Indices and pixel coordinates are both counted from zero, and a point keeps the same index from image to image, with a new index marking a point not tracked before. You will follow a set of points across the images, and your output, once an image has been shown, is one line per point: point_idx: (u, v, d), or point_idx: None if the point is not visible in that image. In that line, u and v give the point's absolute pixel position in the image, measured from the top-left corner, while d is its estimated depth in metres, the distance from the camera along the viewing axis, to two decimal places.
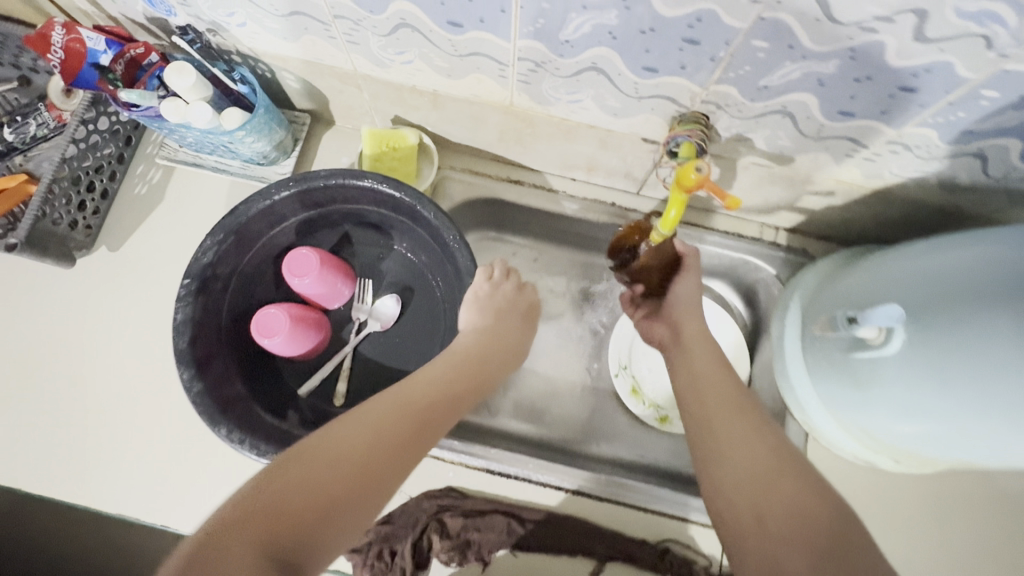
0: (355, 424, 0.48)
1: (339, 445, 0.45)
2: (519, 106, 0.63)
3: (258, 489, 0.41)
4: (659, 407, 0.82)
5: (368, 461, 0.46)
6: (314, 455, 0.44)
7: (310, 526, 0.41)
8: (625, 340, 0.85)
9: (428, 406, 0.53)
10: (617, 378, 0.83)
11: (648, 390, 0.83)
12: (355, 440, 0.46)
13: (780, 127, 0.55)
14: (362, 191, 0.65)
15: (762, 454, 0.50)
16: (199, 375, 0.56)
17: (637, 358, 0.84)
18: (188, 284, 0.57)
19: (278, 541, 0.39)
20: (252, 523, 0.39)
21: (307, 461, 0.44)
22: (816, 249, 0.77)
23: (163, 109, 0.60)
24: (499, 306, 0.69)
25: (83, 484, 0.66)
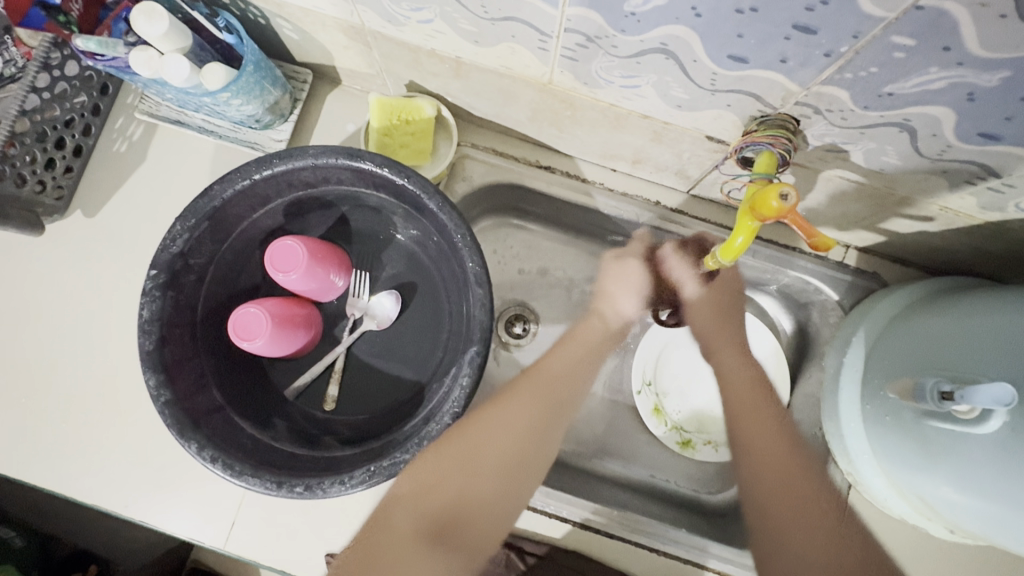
0: (501, 421, 0.53)
1: (500, 445, 0.52)
2: (559, 85, 0.51)
3: (430, 469, 0.48)
4: (682, 429, 0.74)
5: (524, 456, 0.54)
6: (494, 437, 0.52)
7: (470, 497, 0.51)
8: (651, 352, 0.76)
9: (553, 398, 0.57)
10: (639, 396, 0.75)
11: (673, 410, 0.75)
12: (515, 427, 0.54)
13: (891, 141, 0.43)
14: (358, 174, 0.55)
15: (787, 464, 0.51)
16: (167, 382, 0.50)
17: (664, 375, 0.76)
18: (155, 276, 0.51)
19: (435, 521, 0.49)
20: (433, 505, 0.49)
21: (484, 453, 0.51)
22: (889, 274, 0.66)
23: (135, 61, 0.51)
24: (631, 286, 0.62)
25: (54, 472, 0.62)
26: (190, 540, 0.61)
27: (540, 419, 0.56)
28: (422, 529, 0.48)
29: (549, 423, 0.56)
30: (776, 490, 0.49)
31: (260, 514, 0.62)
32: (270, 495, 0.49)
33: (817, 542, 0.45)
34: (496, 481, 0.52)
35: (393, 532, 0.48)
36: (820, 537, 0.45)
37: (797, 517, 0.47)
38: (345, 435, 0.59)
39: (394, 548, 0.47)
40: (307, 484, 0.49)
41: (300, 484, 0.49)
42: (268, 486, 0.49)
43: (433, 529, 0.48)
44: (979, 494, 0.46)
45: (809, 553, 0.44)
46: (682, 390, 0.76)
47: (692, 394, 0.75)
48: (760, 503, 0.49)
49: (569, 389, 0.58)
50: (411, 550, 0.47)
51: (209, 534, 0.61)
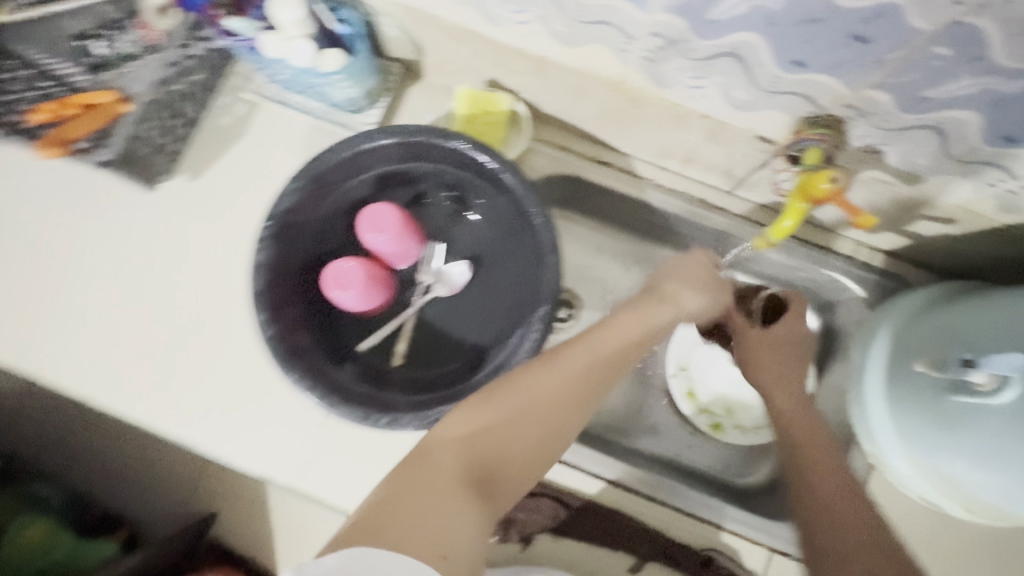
0: (537, 373, 0.49)
1: (536, 394, 0.48)
2: (631, 84, 0.59)
3: (457, 423, 0.47)
4: (711, 412, 0.80)
5: (560, 407, 0.48)
6: (535, 381, 0.49)
7: (513, 457, 0.46)
8: (687, 339, 0.82)
9: (612, 359, 0.52)
10: (673, 378, 0.81)
11: (703, 394, 0.80)
12: (558, 375, 0.49)
13: (923, 143, 0.50)
14: (446, 151, 0.63)
15: (831, 468, 0.55)
16: (272, 319, 0.58)
17: (696, 363, 0.81)
18: (269, 227, 0.59)
19: (478, 465, 0.45)
20: (473, 453, 0.45)
21: (521, 390, 0.48)
22: (911, 276, 0.73)
23: (264, 41, 0.58)
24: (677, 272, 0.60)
25: (147, 408, 0.68)
26: (263, 477, 0.68)
27: (584, 384, 0.49)
28: (458, 477, 0.43)
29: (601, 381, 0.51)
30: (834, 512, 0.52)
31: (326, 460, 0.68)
32: (359, 424, 0.56)
33: (852, 520, 0.51)
34: (545, 426, 0.48)
35: (436, 466, 0.44)
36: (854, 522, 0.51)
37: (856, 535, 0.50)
38: (412, 388, 0.66)
39: (421, 478, 0.43)
40: (392, 418, 0.56)
41: (384, 417, 0.56)
42: (358, 416, 0.56)
43: (471, 474, 0.44)
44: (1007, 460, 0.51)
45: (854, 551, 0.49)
46: (712, 379, 0.80)
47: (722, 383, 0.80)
48: (826, 528, 0.51)
49: (609, 341, 0.52)
50: (438, 489, 0.42)
51: (284, 472, 0.67)
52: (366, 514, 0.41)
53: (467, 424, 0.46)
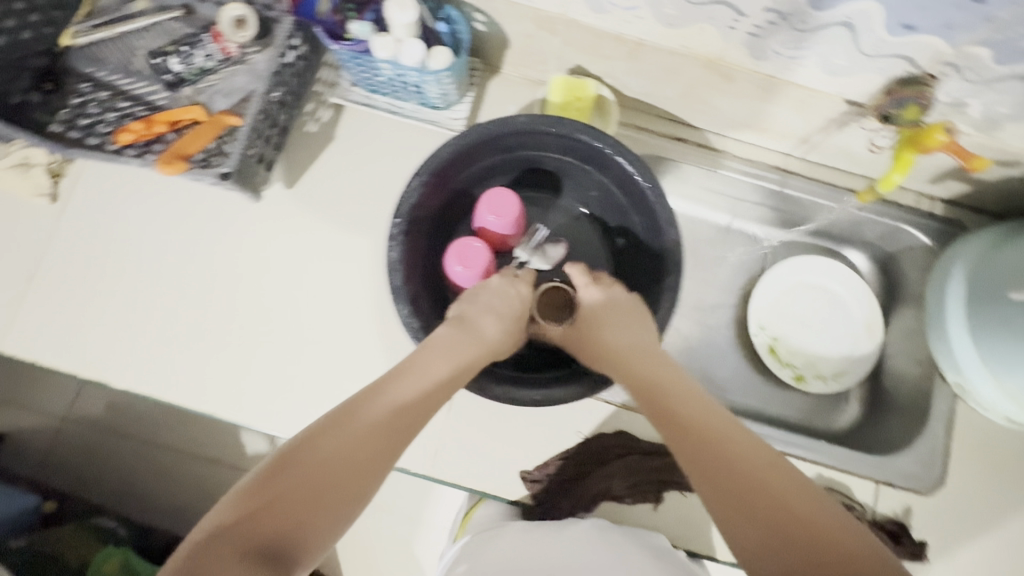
0: (356, 414, 0.44)
1: (335, 450, 0.41)
2: (727, 59, 0.63)
3: (230, 504, 0.38)
4: (794, 365, 0.84)
5: (359, 454, 0.42)
6: (326, 441, 0.42)
7: (306, 521, 0.38)
8: (766, 299, 0.86)
9: (416, 409, 0.46)
10: (755, 337, 0.85)
11: (785, 350, 0.85)
12: (355, 427, 0.43)
13: (1010, 92, 0.56)
14: (555, 139, 0.66)
15: (746, 449, 0.43)
16: (414, 311, 0.59)
17: (777, 323, 0.86)
18: (399, 223, 0.60)
19: (260, 535, 0.36)
20: (252, 519, 0.37)
21: (313, 449, 0.41)
22: (969, 220, 0.79)
23: (375, 46, 0.62)
24: (610, 315, 0.58)
25: (271, 414, 0.69)
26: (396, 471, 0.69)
27: (383, 432, 0.43)
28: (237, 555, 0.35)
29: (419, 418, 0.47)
30: (734, 505, 0.40)
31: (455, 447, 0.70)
32: (512, 402, 0.57)
33: (806, 509, 0.39)
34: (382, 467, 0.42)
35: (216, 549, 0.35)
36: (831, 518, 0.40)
37: (809, 541, 0.38)
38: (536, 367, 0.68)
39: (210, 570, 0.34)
40: (545, 393, 0.57)
41: (537, 393, 0.58)
42: (511, 393, 0.57)
43: (254, 546, 0.36)
44: None
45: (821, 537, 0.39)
46: (792, 334, 0.86)
47: (801, 337, 0.85)
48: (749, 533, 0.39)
49: (409, 380, 0.48)
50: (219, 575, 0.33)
51: (415, 464, 0.68)
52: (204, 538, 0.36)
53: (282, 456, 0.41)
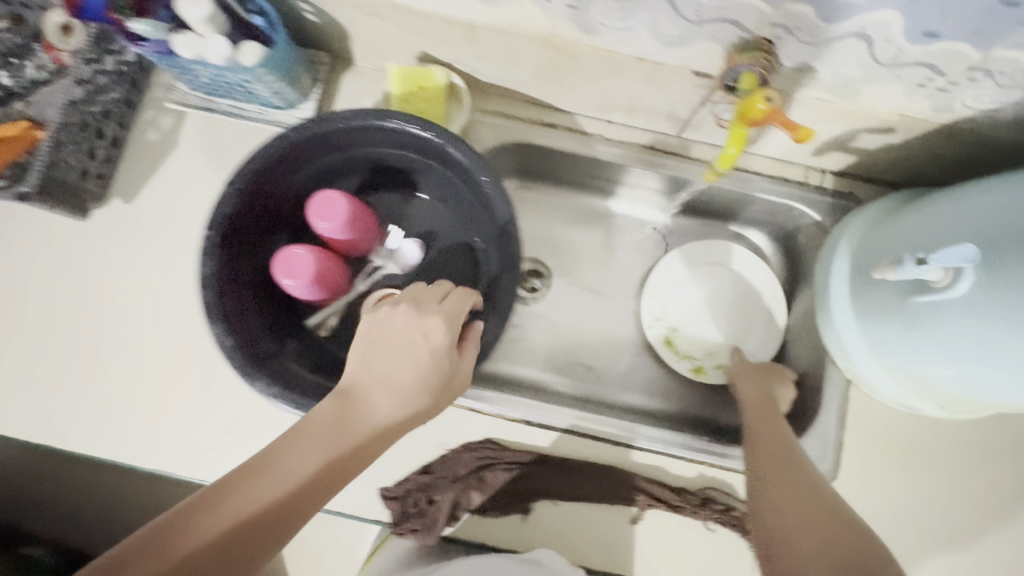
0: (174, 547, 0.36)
1: None
2: (561, 37, 0.58)
3: None
4: (693, 357, 0.80)
5: None
6: None
7: None
8: (661, 289, 0.82)
9: (262, 525, 0.39)
10: (650, 330, 0.81)
11: (683, 342, 0.80)
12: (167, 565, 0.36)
13: (852, 53, 0.51)
14: (387, 133, 0.61)
15: (809, 492, 0.53)
16: (228, 329, 0.55)
17: (674, 312, 0.81)
18: (210, 236, 0.56)
19: None
20: None
21: None
22: (863, 193, 0.74)
23: (175, 44, 0.56)
24: (384, 352, 0.50)
25: (122, 439, 0.66)
26: None
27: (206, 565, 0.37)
28: None
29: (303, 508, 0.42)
30: (800, 544, 0.48)
31: None
32: None
33: (802, 534, 0.49)
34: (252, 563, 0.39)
35: None
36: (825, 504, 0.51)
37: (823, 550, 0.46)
38: None
39: None
40: None
41: None
42: None
43: None
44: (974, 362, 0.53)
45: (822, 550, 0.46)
46: (691, 323, 0.81)
47: (700, 327, 0.81)
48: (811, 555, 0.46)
49: (259, 486, 0.40)
50: None
51: None
52: None
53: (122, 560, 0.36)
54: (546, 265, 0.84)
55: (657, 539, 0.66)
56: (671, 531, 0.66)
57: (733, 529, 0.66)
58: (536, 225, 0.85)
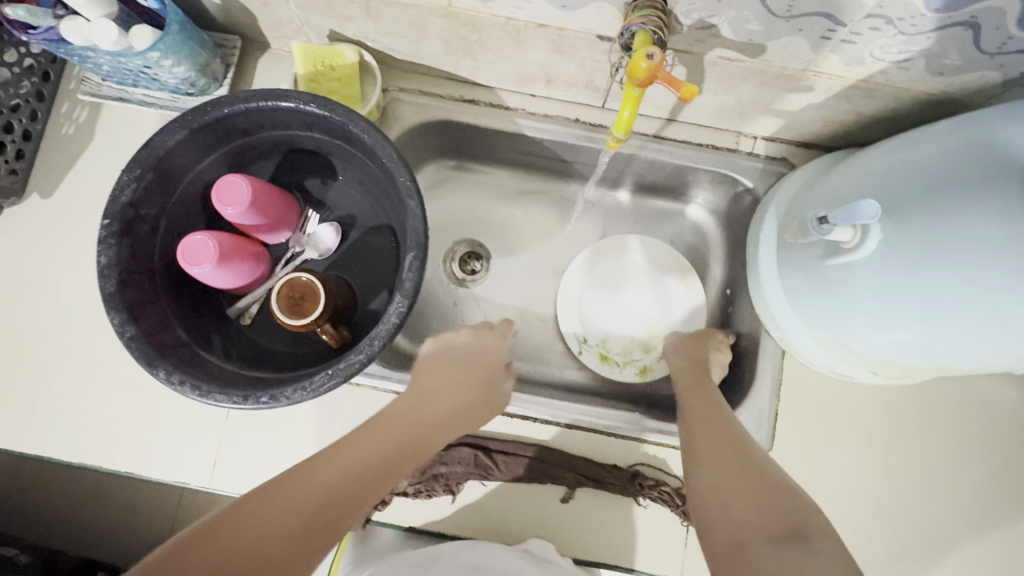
0: (296, 485, 0.43)
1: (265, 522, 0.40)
2: (458, 6, 0.56)
3: None
4: (632, 359, 0.78)
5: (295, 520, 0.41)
6: (247, 521, 0.40)
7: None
8: (581, 310, 0.80)
9: (369, 473, 0.47)
10: (583, 355, 0.78)
11: (616, 349, 0.79)
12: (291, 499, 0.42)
13: (746, 6, 0.49)
14: (289, 114, 0.60)
15: (740, 460, 0.50)
16: (131, 318, 0.54)
17: (594, 325, 0.79)
18: (109, 225, 0.55)
19: None
20: None
21: (234, 527, 0.39)
22: (796, 158, 0.72)
23: (65, 30, 0.55)
24: (447, 365, 0.62)
25: (44, 436, 0.65)
26: (178, 484, 0.66)
27: (330, 496, 0.43)
28: None
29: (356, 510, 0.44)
30: (746, 525, 0.44)
31: (239, 453, 0.66)
32: (240, 407, 0.53)
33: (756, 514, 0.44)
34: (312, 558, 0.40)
35: None
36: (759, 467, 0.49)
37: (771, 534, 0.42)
38: (309, 364, 0.64)
39: None
40: (273, 394, 0.53)
41: (265, 394, 0.53)
42: (237, 399, 0.53)
43: None
44: (901, 323, 0.51)
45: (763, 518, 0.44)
46: (610, 319, 0.80)
47: (619, 322, 0.80)
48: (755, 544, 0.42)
49: (359, 448, 0.48)
50: None
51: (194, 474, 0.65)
52: None
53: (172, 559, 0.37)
54: (484, 246, 0.83)
55: (588, 517, 0.65)
56: (602, 508, 0.65)
57: (666, 504, 0.64)
58: (472, 207, 0.83)
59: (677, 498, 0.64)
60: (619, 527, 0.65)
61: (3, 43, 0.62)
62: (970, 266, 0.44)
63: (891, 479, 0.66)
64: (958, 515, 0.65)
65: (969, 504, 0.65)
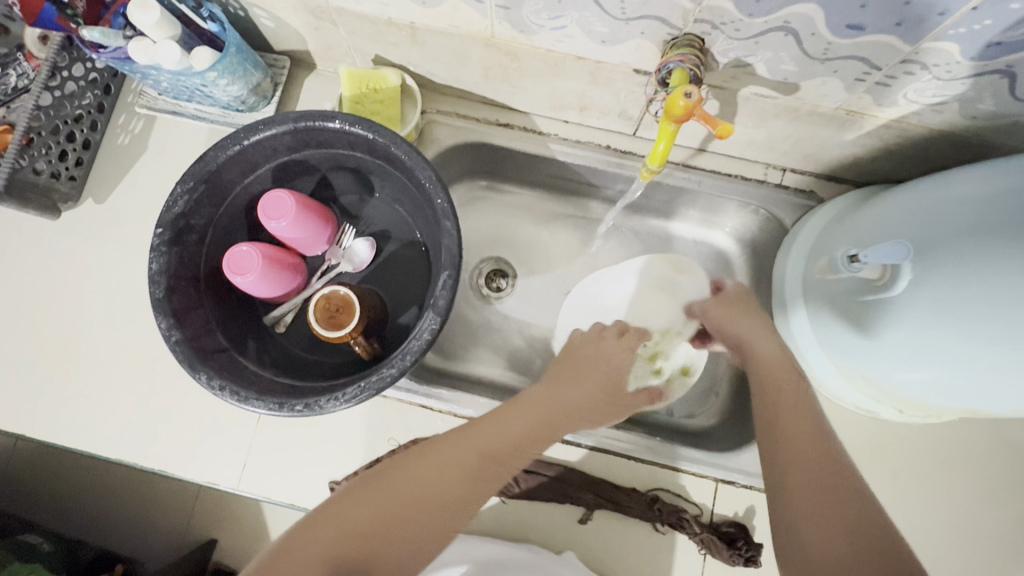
0: (448, 454, 0.51)
1: (420, 484, 0.49)
2: (501, 37, 0.59)
3: (310, 534, 0.45)
4: None
5: (447, 487, 0.50)
6: (412, 478, 0.49)
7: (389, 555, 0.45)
8: None
9: (510, 454, 0.54)
10: None
11: None
12: (443, 467, 0.50)
13: (783, 48, 0.50)
14: (335, 134, 0.62)
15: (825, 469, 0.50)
16: (177, 324, 0.57)
17: None
18: (161, 234, 0.58)
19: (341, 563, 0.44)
20: (341, 538, 0.45)
21: (393, 484, 0.49)
22: (825, 191, 0.73)
23: (131, 50, 0.58)
24: (591, 348, 0.68)
25: (81, 431, 0.68)
26: (207, 484, 0.68)
27: (475, 473, 0.51)
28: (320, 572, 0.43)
29: (428, 540, 0.47)
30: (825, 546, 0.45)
31: (267, 458, 0.68)
32: (275, 414, 0.55)
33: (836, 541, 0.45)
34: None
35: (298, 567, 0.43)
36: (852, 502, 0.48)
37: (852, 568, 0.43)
38: (340, 374, 0.66)
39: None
40: (306, 403, 0.55)
41: (299, 403, 0.55)
42: (273, 407, 0.55)
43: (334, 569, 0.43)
44: (928, 363, 0.51)
45: (842, 555, 0.44)
46: None
47: None
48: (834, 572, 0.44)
49: (504, 426, 0.55)
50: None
51: (225, 475, 0.67)
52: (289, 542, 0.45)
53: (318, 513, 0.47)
54: (511, 264, 0.85)
55: (605, 539, 0.66)
56: (620, 531, 0.66)
57: (683, 531, 0.64)
58: (500, 225, 0.85)
59: (696, 526, 0.64)
60: (637, 552, 0.65)
61: (71, 59, 0.67)
62: (1002, 317, 0.44)
63: (913, 518, 0.66)
64: (982, 560, 0.64)
65: (994, 549, 0.64)
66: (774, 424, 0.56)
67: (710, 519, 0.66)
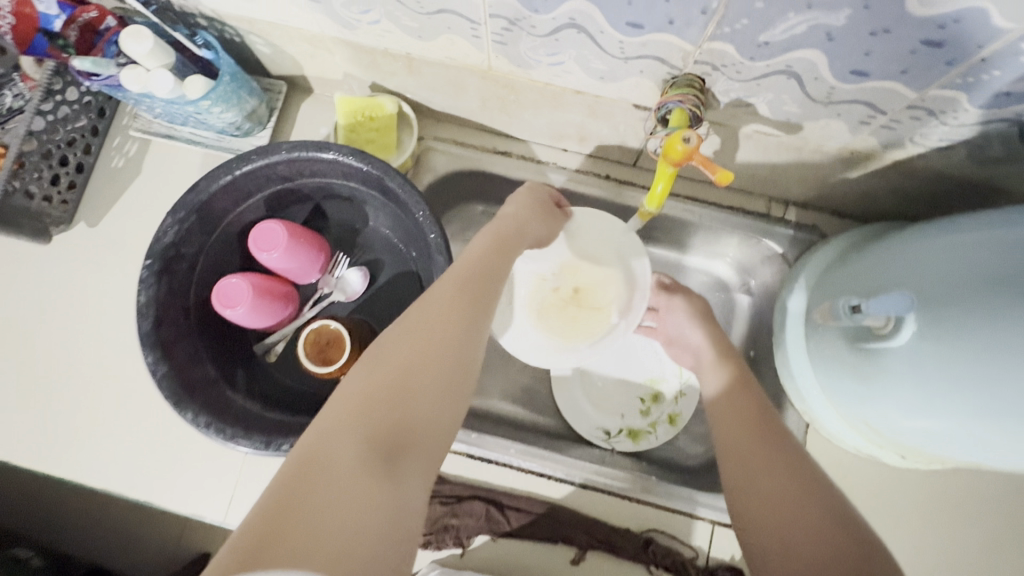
0: (430, 308, 0.44)
1: (418, 345, 0.42)
2: (498, 70, 0.58)
3: (332, 442, 0.36)
4: (656, 423, 0.76)
5: (448, 343, 0.43)
6: (406, 341, 0.42)
7: (415, 428, 0.39)
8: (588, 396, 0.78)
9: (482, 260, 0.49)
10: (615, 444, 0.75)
11: (636, 424, 0.76)
12: (434, 325, 0.43)
13: (785, 90, 0.49)
14: (328, 165, 0.61)
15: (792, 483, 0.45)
16: (164, 357, 0.56)
17: (606, 411, 0.77)
18: (150, 264, 0.57)
19: (378, 442, 0.37)
20: (368, 440, 0.37)
21: (392, 354, 0.41)
22: (828, 225, 0.71)
23: (123, 78, 0.57)
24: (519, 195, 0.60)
25: (67, 459, 0.67)
26: (193, 516, 0.66)
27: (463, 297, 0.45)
28: (360, 459, 0.36)
29: (454, 380, 0.42)
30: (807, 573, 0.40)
31: (254, 491, 0.67)
32: (261, 453, 0.54)
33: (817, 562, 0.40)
34: (415, 449, 0.38)
35: (332, 471, 0.35)
36: (811, 512, 0.43)
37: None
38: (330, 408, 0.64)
39: (333, 511, 0.33)
40: (293, 442, 0.54)
41: (286, 442, 0.54)
42: (260, 446, 0.54)
43: (374, 454, 0.36)
44: (931, 417, 0.49)
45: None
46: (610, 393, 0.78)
47: (621, 396, 0.78)
48: None
49: (477, 259, 0.49)
50: (340, 498, 0.34)
51: (211, 507, 0.66)
52: (290, 477, 0.35)
53: (300, 467, 0.35)
54: None
55: None
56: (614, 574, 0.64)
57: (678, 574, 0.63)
58: None
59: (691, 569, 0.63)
60: None
61: (65, 83, 0.65)
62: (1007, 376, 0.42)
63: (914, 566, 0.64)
64: None
65: None
66: (738, 446, 0.50)
67: (706, 563, 0.64)
